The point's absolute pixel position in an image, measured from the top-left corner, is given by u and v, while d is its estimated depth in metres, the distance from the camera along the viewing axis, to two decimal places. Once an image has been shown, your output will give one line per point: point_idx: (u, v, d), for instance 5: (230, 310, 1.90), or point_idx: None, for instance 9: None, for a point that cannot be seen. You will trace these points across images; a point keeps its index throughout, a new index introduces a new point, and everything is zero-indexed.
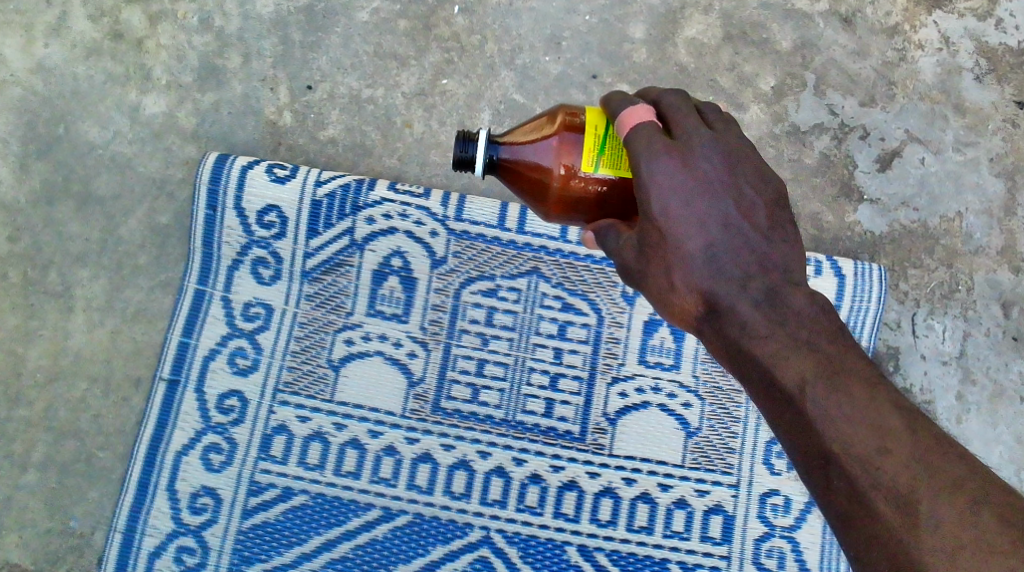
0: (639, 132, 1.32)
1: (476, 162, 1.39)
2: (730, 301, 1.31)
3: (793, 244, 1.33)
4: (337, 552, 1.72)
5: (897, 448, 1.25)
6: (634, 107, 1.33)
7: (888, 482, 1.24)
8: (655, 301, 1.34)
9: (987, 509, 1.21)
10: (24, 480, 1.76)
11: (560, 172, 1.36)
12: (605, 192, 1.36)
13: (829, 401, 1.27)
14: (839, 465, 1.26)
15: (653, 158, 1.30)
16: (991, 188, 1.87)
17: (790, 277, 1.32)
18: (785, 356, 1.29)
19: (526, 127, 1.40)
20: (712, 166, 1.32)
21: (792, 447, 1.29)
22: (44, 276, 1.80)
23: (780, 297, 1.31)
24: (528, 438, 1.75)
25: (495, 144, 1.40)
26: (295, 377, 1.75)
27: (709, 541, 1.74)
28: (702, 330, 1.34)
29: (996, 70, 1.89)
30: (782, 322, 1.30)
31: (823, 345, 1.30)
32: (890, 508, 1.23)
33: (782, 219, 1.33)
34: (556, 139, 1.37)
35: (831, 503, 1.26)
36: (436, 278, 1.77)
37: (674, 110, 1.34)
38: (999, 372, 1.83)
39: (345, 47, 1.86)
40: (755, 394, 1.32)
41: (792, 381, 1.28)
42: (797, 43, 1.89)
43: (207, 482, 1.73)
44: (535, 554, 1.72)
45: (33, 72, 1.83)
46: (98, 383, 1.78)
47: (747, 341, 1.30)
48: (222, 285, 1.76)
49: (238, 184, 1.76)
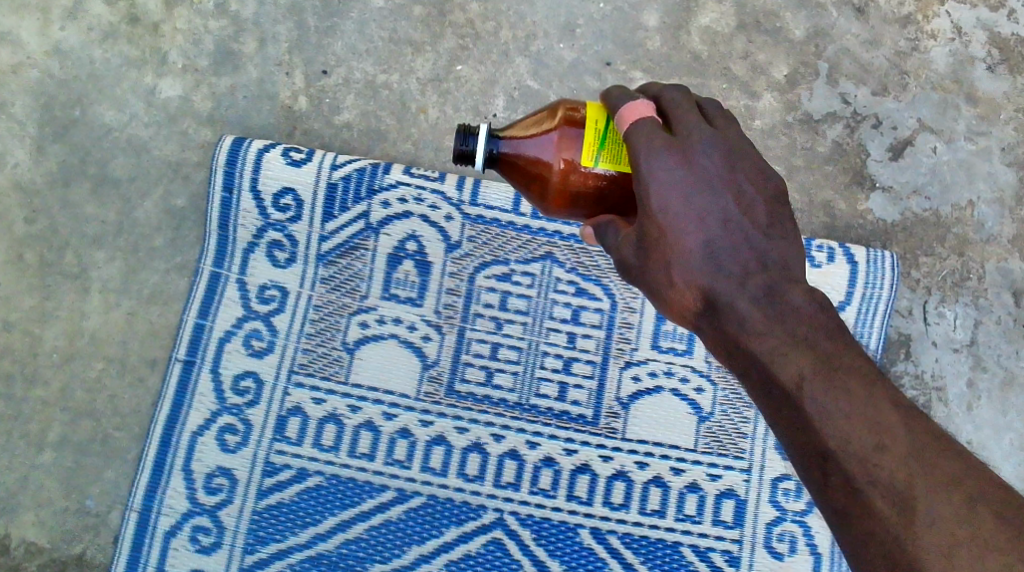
0: (639, 127, 1.32)
1: (475, 156, 1.39)
2: (729, 297, 1.31)
3: (792, 241, 1.33)
4: (351, 533, 1.73)
5: (894, 445, 1.26)
6: (635, 103, 1.33)
7: (885, 480, 1.25)
8: (654, 297, 1.34)
9: (984, 505, 1.23)
10: (40, 460, 1.77)
11: (559, 166, 1.37)
12: (605, 187, 1.37)
13: (828, 398, 1.27)
14: (837, 462, 1.26)
15: (652, 155, 1.31)
16: (1003, 177, 1.88)
17: (789, 274, 1.32)
18: (784, 353, 1.29)
19: (525, 123, 1.41)
20: (712, 162, 1.32)
21: (790, 443, 1.29)
22: (61, 257, 1.81)
23: (779, 294, 1.31)
24: (541, 421, 1.76)
25: (496, 138, 1.40)
26: (310, 359, 1.76)
27: (721, 525, 1.75)
28: (700, 326, 1.34)
29: (1009, 60, 1.90)
30: (780, 318, 1.30)
31: (823, 341, 1.30)
32: (888, 505, 1.24)
33: (781, 216, 1.33)
34: (557, 134, 1.37)
35: (828, 500, 1.27)
36: (450, 262, 1.78)
37: (674, 106, 1.35)
38: (1010, 359, 1.84)
39: (361, 32, 1.87)
40: (752, 390, 1.32)
41: (791, 378, 1.29)
42: (810, 32, 1.89)
43: (223, 463, 1.75)
44: (549, 536, 1.73)
45: (49, 55, 1.84)
46: (114, 364, 1.79)
47: (745, 338, 1.30)
48: (238, 267, 1.77)
49: (254, 167, 1.77)
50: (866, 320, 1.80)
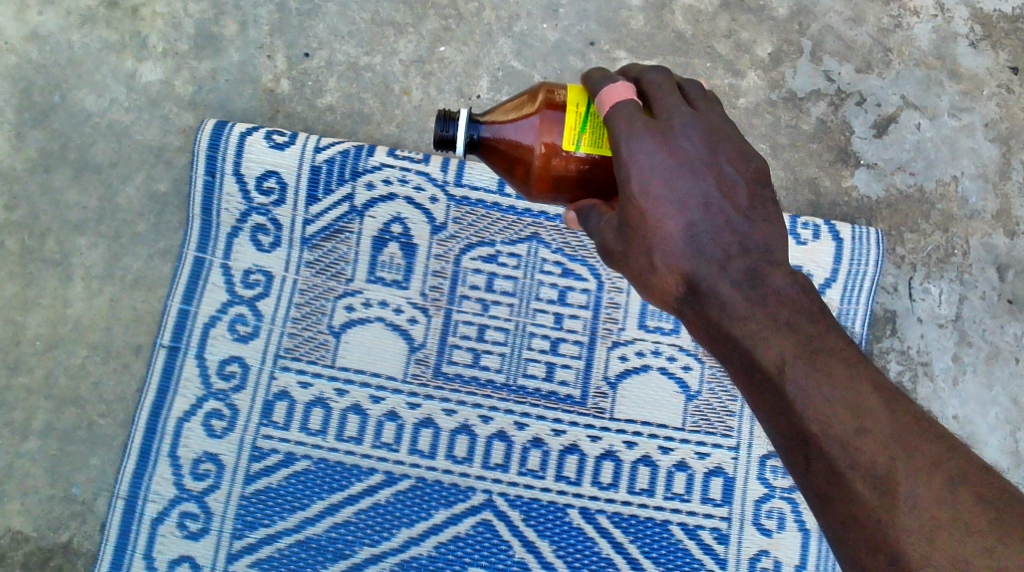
0: (620, 110, 1.31)
1: (457, 141, 1.38)
2: (710, 281, 1.30)
3: (775, 223, 1.32)
4: (339, 517, 1.72)
5: (876, 428, 1.24)
6: (614, 85, 1.32)
7: (866, 463, 1.23)
8: (636, 281, 1.33)
9: (965, 487, 1.22)
10: (25, 448, 1.76)
11: (541, 150, 1.36)
12: (587, 171, 1.36)
13: (809, 381, 1.26)
14: (819, 446, 1.25)
15: (632, 137, 1.30)
16: (986, 153, 1.88)
17: (771, 256, 1.31)
18: (765, 337, 1.28)
19: (507, 107, 1.39)
20: (693, 145, 1.31)
21: (773, 427, 1.28)
22: (42, 244, 1.79)
23: (760, 277, 1.30)
24: (529, 402, 1.75)
25: (476, 123, 1.38)
26: (295, 343, 1.75)
27: (710, 503, 1.75)
28: (681, 310, 1.33)
29: (991, 36, 1.91)
30: (761, 302, 1.29)
31: (804, 324, 1.28)
32: (869, 488, 1.23)
33: (763, 199, 1.32)
34: (538, 118, 1.36)
35: (810, 483, 1.25)
36: (436, 244, 1.77)
37: (656, 88, 1.34)
38: (995, 334, 1.85)
39: (342, 14, 1.86)
40: (733, 373, 1.30)
41: (772, 361, 1.27)
42: (794, 9, 1.89)
43: (209, 449, 1.74)
44: (538, 517, 1.73)
45: (27, 40, 1.82)
46: (99, 350, 1.78)
47: (727, 322, 1.29)
48: (222, 252, 1.76)
49: (237, 151, 1.76)
50: (852, 297, 1.80)
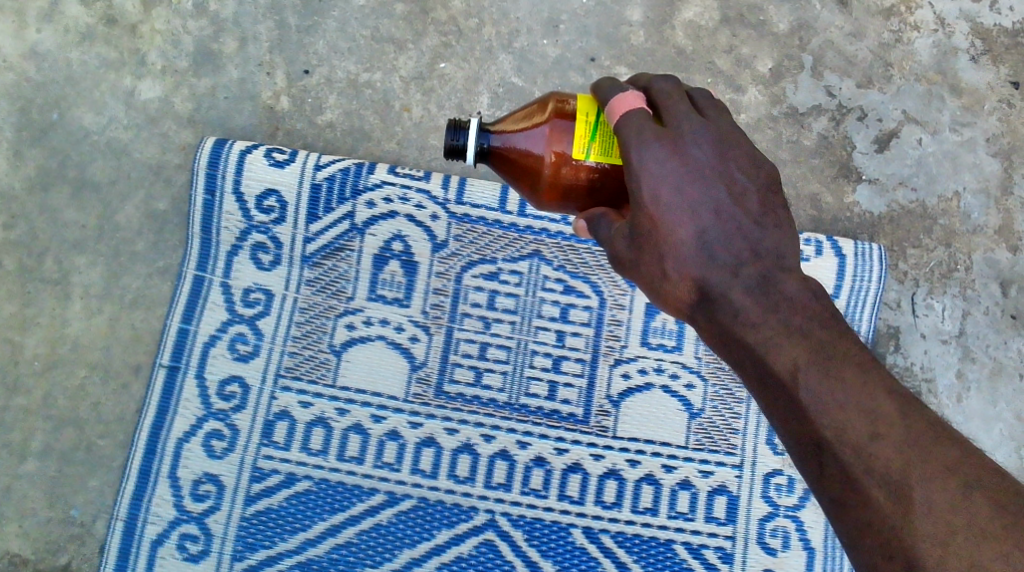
0: (629, 119, 1.30)
1: (467, 151, 1.37)
2: (723, 288, 1.29)
3: (786, 229, 1.30)
4: (341, 538, 1.71)
5: (889, 433, 1.23)
6: (624, 94, 1.31)
7: (881, 469, 1.22)
8: (648, 289, 1.32)
9: (980, 492, 1.21)
10: (23, 469, 1.74)
11: (550, 159, 1.35)
12: (597, 180, 1.35)
13: (822, 387, 1.25)
14: (833, 452, 1.24)
15: (642, 146, 1.29)
16: (988, 167, 1.88)
17: (783, 262, 1.30)
18: (777, 343, 1.27)
19: (517, 116, 1.38)
20: (703, 153, 1.30)
21: (786, 433, 1.27)
22: (41, 264, 1.78)
23: (773, 283, 1.29)
24: (531, 420, 1.74)
25: (487, 131, 1.38)
26: (296, 362, 1.74)
27: (714, 522, 1.74)
28: (693, 317, 1.32)
29: (991, 50, 1.90)
30: (774, 308, 1.28)
31: (817, 330, 1.28)
32: (884, 494, 1.22)
33: (775, 204, 1.31)
34: (547, 127, 1.35)
35: (824, 490, 1.24)
36: (437, 262, 1.76)
37: (665, 96, 1.33)
38: (998, 350, 1.85)
39: (340, 30, 1.85)
40: (746, 380, 1.29)
41: (784, 366, 1.26)
42: (794, 24, 1.89)
43: (209, 469, 1.72)
44: (541, 536, 1.72)
45: (24, 57, 1.81)
46: (98, 370, 1.76)
47: (740, 329, 1.28)
48: (222, 270, 1.75)
49: (237, 169, 1.75)
50: (856, 313, 1.79)
